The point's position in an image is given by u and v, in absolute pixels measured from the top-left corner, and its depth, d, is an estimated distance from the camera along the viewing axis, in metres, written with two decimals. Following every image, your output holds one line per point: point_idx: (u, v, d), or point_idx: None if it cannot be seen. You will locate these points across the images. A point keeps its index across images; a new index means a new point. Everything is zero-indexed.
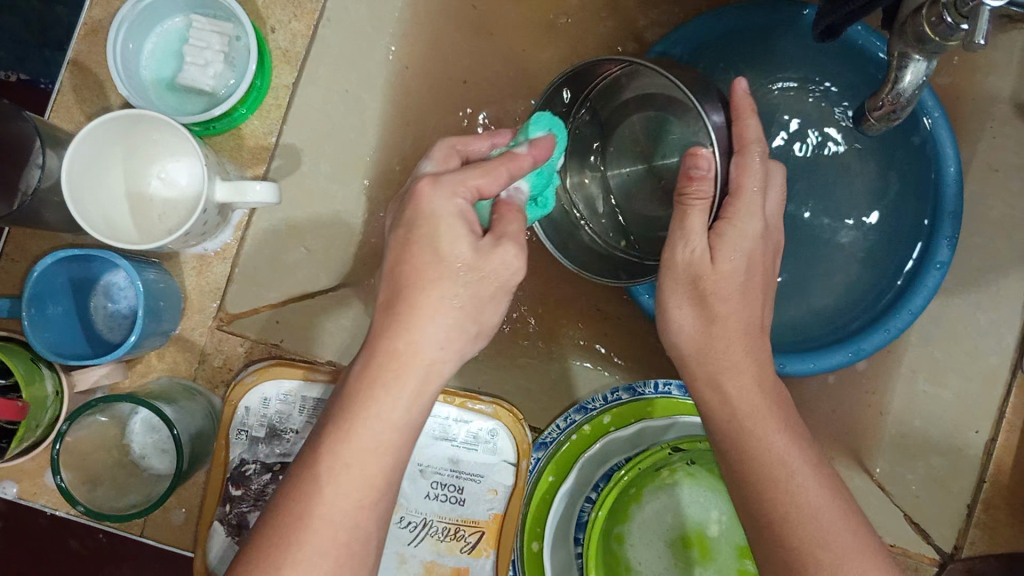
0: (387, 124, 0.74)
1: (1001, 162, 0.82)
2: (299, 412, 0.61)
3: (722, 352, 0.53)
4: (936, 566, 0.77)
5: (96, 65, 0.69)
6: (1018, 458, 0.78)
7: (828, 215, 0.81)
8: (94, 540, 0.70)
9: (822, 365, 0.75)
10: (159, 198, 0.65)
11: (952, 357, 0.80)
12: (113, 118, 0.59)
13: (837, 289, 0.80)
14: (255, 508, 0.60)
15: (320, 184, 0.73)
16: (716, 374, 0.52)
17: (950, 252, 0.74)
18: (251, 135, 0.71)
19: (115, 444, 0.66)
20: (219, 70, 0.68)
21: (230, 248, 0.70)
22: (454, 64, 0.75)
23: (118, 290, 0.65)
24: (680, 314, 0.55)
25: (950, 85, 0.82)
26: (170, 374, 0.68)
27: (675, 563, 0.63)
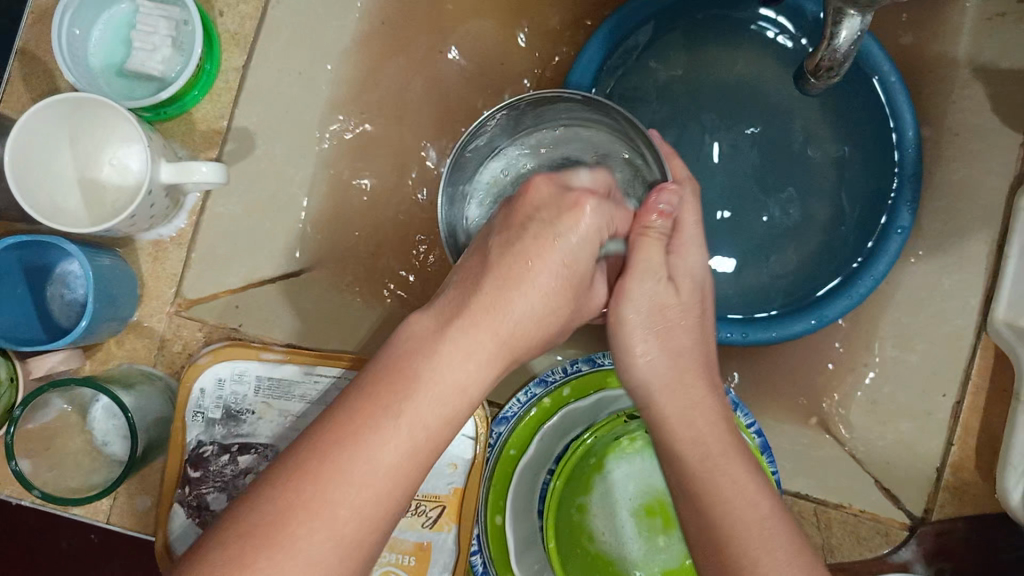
0: (341, 105, 0.74)
1: (961, 125, 0.81)
2: (254, 392, 0.61)
3: (691, 388, 0.54)
4: (907, 529, 0.75)
5: (44, 53, 0.68)
6: (987, 420, 0.77)
7: (788, 182, 0.81)
8: (84, 541, 0.69)
9: (786, 333, 0.75)
10: (112, 185, 0.65)
11: (917, 322, 0.81)
12: (56, 102, 0.59)
13: (801, 257, 0.80)
14: (214, 490, 0.60)
15: (275, 167, 0.73)
16: (687, 411, 0.52)
17: (911, 217, 0.75)
18: (202, 119, 0.71)
19: (76, 429, 0.65)
20: (167, 56, 0.68)
21: (185, 232, 0.70)
22: (407, 44, 0.75)
23: (74, 278, 0.64)
24: (647, 350, 0.55)
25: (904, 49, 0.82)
26: (130, 361, 0.67)
27: (641, 530, 0.62)
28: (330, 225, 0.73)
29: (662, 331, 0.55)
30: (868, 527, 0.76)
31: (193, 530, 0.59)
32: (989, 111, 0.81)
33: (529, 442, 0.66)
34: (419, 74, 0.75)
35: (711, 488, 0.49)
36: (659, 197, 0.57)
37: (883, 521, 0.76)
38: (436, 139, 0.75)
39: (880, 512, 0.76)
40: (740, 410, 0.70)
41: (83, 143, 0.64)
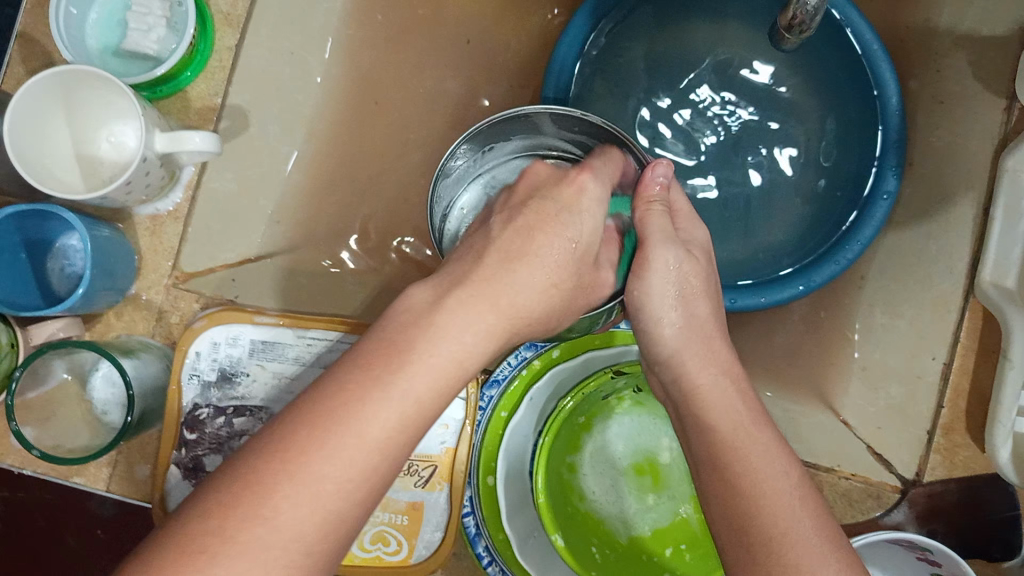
0: (334, 83, 0.76)
1: (944, 93, 0.83)
2: (249, 356, 0.64)
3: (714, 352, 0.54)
4: (898, 493, 0.76)
5: (43, 36, 0.71)
6: (975, 381, 0.78)
7: (770, 152, 0.82)
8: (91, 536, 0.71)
9: (775, 298, 0.76)
10: (109, 160, 0.67)
11: (905, 287, 0.82)
12: (54, 74, 0.61)
13: (786, 226, 0.82)
14: (211, 452, 0.62)
15: (268, 143, 0.75)
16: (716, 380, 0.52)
17: (896, 182, 0.75)
18: (197, 97, 0.73)
19: (76, 398, 0.67)
20: (161, 35, 0.70)
21: (181, 207, 0.72)
22: (394, 23, 0.77)
23: (74, 251, 0.67)
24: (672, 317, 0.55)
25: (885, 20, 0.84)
26: (129, 332, 0.69)
27: (629, 490, 0.66)
28: (326, 200, 0.75)
29: (689, 295, 0.56)
30: (859, 491, 0.77)
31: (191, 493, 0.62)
32: (971, 78, 0.82)
33: (519, 403, 0.66)
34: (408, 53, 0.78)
35: (739, 455, 0.48)
36: (654, 173, 0.57)
37: (875, 484, 0.77)
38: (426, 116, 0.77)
39: (871, 476, 0.77)
40: None
41: (80, 119, 0.66)
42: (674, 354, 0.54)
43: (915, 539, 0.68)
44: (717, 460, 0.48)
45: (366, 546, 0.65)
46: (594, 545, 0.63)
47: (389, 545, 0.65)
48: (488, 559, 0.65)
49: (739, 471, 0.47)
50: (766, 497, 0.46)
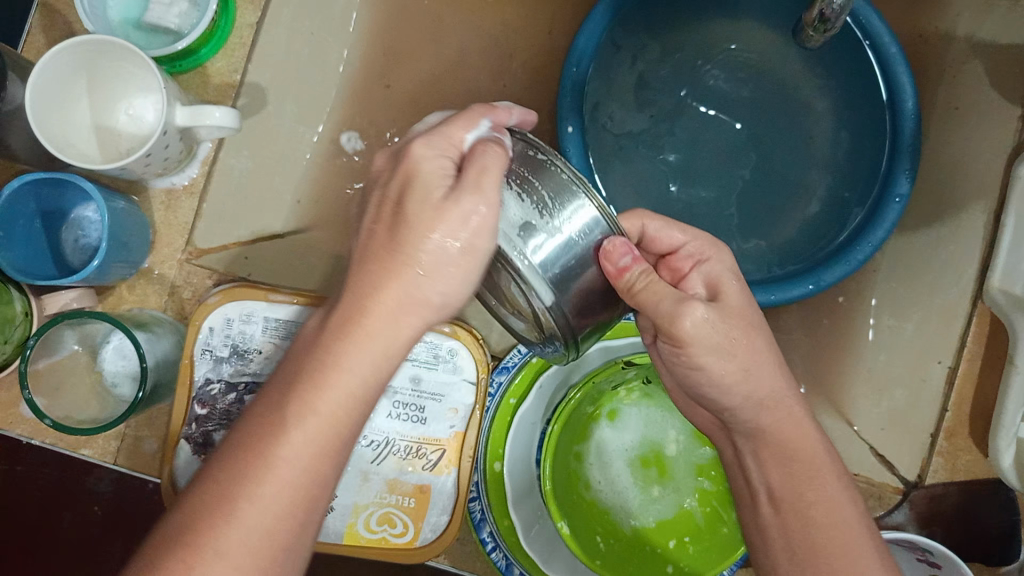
0: (353, 65, 0.76)
1: (961, 99, 0.83)
2: (262, 332, 0.64)
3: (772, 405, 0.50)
4: (900, 494, 0.77)
5: (64, 6, 0.70)
6: (979, 388, 0.78)
7: (781, 151, 0.83)
8: (88, 515, 0.70)
9: (784, 296, 0.76)
10: (127, 133, 0.67)
11: (914, 293, 0.82)
12: (77, 42, 0.61)
13: (796, 225, 0.82)
14: (221, 428, 0.62)
15: (286, 124, 0.75)
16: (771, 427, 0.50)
17: (910, 186, 0.75)
18: (216, 73, 0.73)
19: (88, 369, 0.67)
20: (183, 10, 0.71)
21: (197, 182, 0.72)
22: (415, 8, 0.78)
23: (90, 222, 0.67)
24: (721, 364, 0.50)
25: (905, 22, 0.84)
26: (140, 306, 0.69)
27: (636, 480, 0.66)
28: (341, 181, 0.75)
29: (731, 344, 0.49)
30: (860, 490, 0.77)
31: (198, 467, 0.62)
32: (987, 86, 0.82)
33: (529, 391, 0.66)
34: (427, 38, 0.78)
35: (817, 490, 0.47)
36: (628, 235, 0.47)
37: (876, 485, 0.78)
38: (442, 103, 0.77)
39: (872, 476, 0.78)
40: None
41: (100, 91, 0.66)
42: (716, 390, 0.50)
43: (915, 539, 0.69)
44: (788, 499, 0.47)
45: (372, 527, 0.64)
46: (598, 535, 0.64)
47: (395, 527, 0.64)
48: (492, 544, 0.66)
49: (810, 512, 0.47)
50: (833, 534, 0.46)
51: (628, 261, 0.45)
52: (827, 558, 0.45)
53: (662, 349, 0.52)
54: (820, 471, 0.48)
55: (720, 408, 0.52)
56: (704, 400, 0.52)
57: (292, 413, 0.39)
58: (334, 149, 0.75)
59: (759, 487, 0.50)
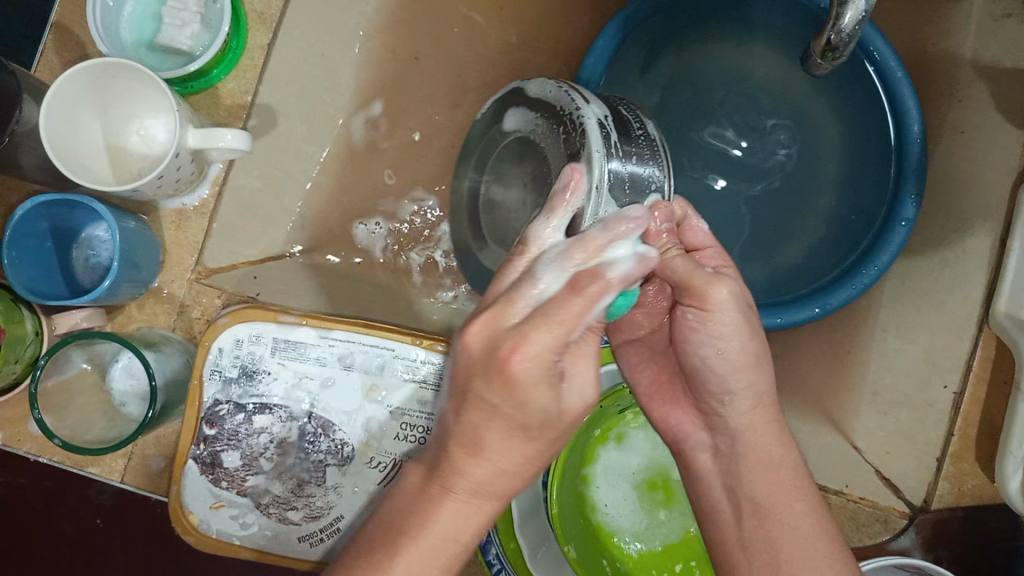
0: (364, 87, 0.77)
1: (966, 123, 0.84)
2: (271, 353, 0.64)
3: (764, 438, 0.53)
4: (906, 517, 0.77)
5: (78, 27, 0.71)
6: (986, 411, 0.78)
7: (788, 171, 0.84)
8: (89, 524, 0.71)
9: (790, 319, 0.76)
10: (138, 153, 0.68)
11: (920, 313, 0.82)
12: (92, 66, 0.62)
13: (803, 248, 0.82)
14: (229, 448, 0.63)
15: (296, 143, 0.75)
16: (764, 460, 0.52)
17: (915, 209, 0.75)
18: (228, 94, 0.74)
19: (98, 387, 0.67)
20: (196, 31, 0.71)
21: (207, 202, 0.72)
22: (425, 29, 0.78)
23: (100, 242, 0.67)
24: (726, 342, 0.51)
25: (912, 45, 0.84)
26: (149, 325, 0.69)
27: (641, 504, 0.66)
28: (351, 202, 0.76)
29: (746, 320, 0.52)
30: (866, 514, 0.77)
31: (206, 487, 0.63)
32: (993, 109, 0.83)
33: None
34: (437, 60, 0.78)
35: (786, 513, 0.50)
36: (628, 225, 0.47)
37: (882, 508, 0.77)
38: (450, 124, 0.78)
39: (878, 499, 0.78)
40: None
41: (113, 113, 0.67)
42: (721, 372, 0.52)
43: (921, 564, 0.69)
44: (761, 505, 0.51)
45: None
46: (606, 558, 0.64)
47: None
48: (497, 567, 0.65)
49: (775, 519, 0.50)
50: (794, 549, 0.49)
51: (665, 226, 0.53)
52: (777, 560, 0.49)
53: (680, 315, 0.53)
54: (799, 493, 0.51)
55: (716, 390, 0.53)
56: (702, 388, 0.54)
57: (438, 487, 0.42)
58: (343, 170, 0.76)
59: (741, 494, 0.52)
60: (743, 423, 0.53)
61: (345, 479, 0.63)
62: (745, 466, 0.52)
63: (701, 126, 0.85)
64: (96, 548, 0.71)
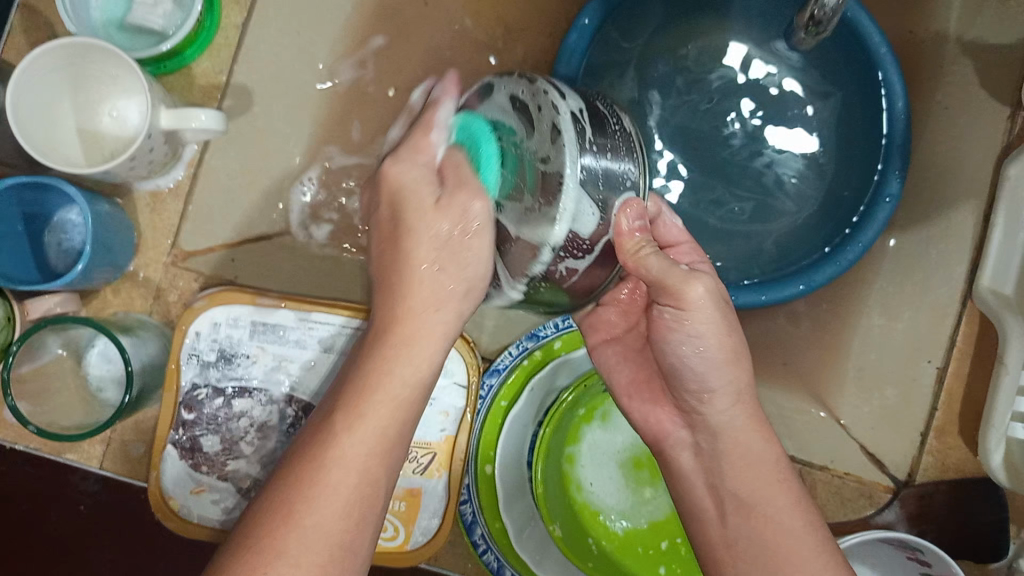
0: (343, 66, 0.75)
1: (950, 100, 0.83)
2: (249, 336, 0.63)
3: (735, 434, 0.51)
4: (890, 493, 0.77)
5: (46, 6, 0.69)
6: (969, 385, 0.79)
7: (769, 150, 0.83)
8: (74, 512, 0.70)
9: (775, 296, 0.76)
10: (111, 135, 0.66)
11: (903, 288, 0.82)
12: (58, 43, 0.60)
13: (787, 225, 0.82)
14: (209, 432, 0.62)
15: (272, 124, 0.74)
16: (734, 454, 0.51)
17: (899, 185, 0.76)
18: (202, 74, 0.72)
19: (74, 373, 0.66)
20: (168, 10, 0.69)
21: (183, 184, 0.71)
22: (404, 7, 0.77)
23: (73, 225, 0.66)
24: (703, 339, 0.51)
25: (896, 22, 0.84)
26: (125, 310, 0.68)
27: (627, 482, 0.66)
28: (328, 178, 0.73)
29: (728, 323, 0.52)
30: (850, 490, 0.78)
31: (185, 472, 0.62)
32: (976, 85, 0.83)
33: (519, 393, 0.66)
34: (416, 39, 0.77)
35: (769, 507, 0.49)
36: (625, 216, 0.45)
37: (867, 484, 0.78)
38: None
39: (862, 475, 0.78)
40: None
41: (84, 93, 0.65)
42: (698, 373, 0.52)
43: (906, 538, 0.69)
44: (745, 505, 0.50)
45: None
46: (591, 538, 0.64)
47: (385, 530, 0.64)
48: (484, 547, 0.65)
49: (765, 515, 0.49)
50: (787, 542, 0.48)
51: (637, 224, 0.45)
52: (766, 550, 0.48)
53: (658, 315, 0.53)
54: (784, 478, 0.50)
55: (694, 396, 0.52)
56: (681, 387, 0.53)
57: (358, 408, 0.44)
58: (323, 153, 0.74)
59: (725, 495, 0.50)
60: (723, 422, 0.52)
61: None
62: (729, 456, 0.51)
63: (683, 103, 0.84)
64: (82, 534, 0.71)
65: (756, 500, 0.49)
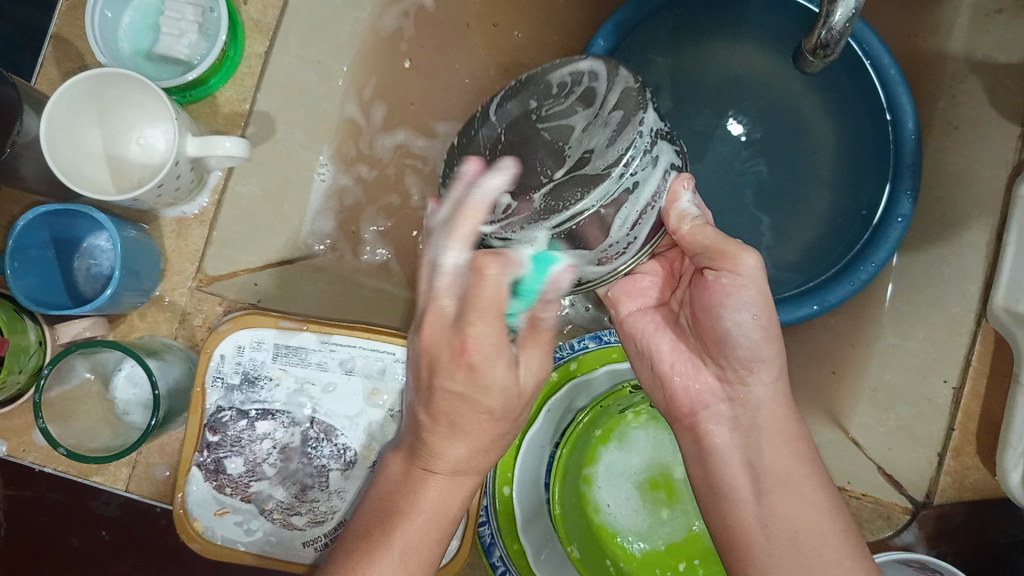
0: (362, 93, 0.78)
1: (960, 119, 0.84)
2: (272, 359, 0.64)
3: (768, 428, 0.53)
4: (908, 513, 0.77)
5: (77, 38, 0.71)
6: (986, 405, 0.79)
7: (781, 173, 0.84)
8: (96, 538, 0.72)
9: (790, 317, 0.76)
10: (138, 162, 0.68)
11: (916, 307, 0.83)
12: (92, 75, 0.62)
13: (801, 245, 0.83)
14: (232, 454, 0.63)
15: (294, 150, 0.76)
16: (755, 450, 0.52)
17: (911, 206, 0.76)
18: (225, 102, 0.74)
19: (100, 396, 0.67)
20: (193, 41, 0.71)
21: (207, 211, 0.72)
22: (423, 36, 0.79)
23: (102, 251, 0.68)
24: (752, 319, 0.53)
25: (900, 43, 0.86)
26: (151, 334, 0.70)
27: (644, 503, 0.66)
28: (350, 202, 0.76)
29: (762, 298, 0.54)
30: (869, 510, 0.77)
31: (210, 494, 0.63)
32: (985, 103, 0.84)
33: (537, 415, 0.67)
34: (433, 66, 0.79)
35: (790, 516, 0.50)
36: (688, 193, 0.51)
37: (885, 505, 0.77)
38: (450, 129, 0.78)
39: (880, 496, 0.78)
40: None
41: (114, 121, 0.67)
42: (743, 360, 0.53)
43: (926, 559, 0.69)
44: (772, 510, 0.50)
45: None
46: (609, 558, 0.64)
47: None
48: (502, 569, 0.65)
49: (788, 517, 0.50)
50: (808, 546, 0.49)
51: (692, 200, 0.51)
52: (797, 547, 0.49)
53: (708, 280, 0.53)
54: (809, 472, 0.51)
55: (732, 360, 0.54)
56: (728, 361, 0.53)
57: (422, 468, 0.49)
58: (342, 176, 0.76)
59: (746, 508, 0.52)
60: (765, 398, 0.54)
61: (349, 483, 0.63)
62: (757, 462, 0.52)
63: (696, 127, 0.85)
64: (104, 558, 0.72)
65: (787, 478, 0.51)
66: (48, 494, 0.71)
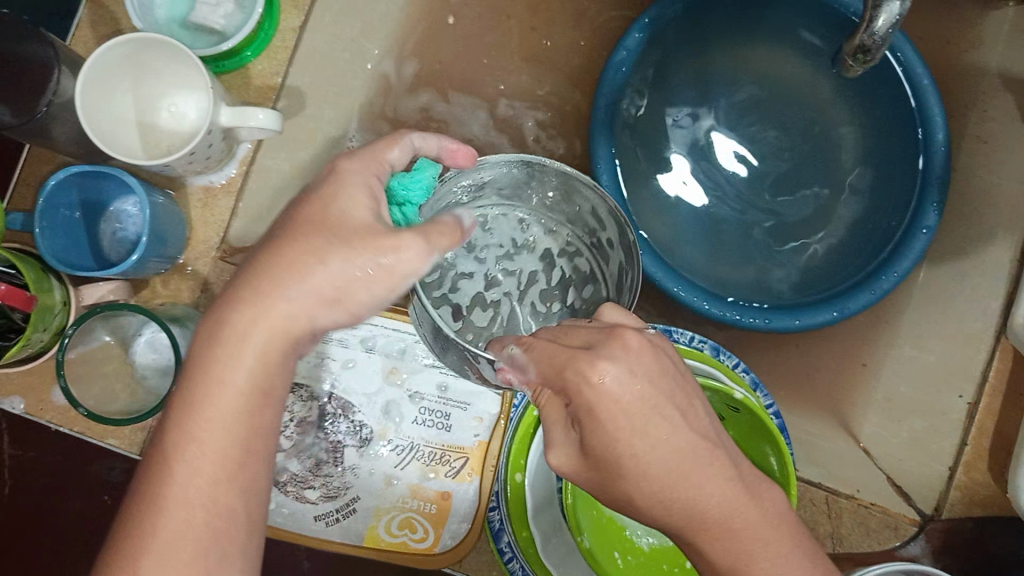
0: (393, 73, 0.77)
1: (990, 134, 0.84)
2: None
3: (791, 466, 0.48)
4: (916, 526, 0.77)
5: (113, 2, 0.71)
6: (1000, 422, 0.78)
7: (807, 179, 0.84)
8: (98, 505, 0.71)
9: (808, 322, 0.76)
10: (168, 129, 0.68)
11: (937, 322, 0.83)
12: (129, 38, 0.62)
13: (821, 253, 0.82)
14: None
15: (323, 127, 0.76)
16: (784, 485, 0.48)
17: (936, 219, 0.75)
18: (258, 75, 0.74)
19: (122, 361, 0.68)
20: (229, 11, 0.72)
21: (234, 181, 0.72)
22: (456, 19, 0.78)
23: (129, 216, 0.68)
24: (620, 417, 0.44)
25: (937, 55, 0.85)
26: (172, 301, 0.70)
27: None
28: None
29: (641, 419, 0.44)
30: (877, 520, 0.77)
31: None
32: (1015, 120, 0.84)
33: None
34: (466, 50, 0.78)
35: None
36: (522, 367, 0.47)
37: (893, 515, 0.77)
38: (479, 116, 0.78)
39: (889, 506, 0.78)
40: (760, 389, 0.70)
41: (148, 87, 0.67)
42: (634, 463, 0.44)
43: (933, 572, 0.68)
44: None
45: (393, 531, 0.65)
46: (618, 551, 0.64)
47: (415, 532, 0.65)
48: (509, 556, 0.64)
49: None
50: None
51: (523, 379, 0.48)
52: None
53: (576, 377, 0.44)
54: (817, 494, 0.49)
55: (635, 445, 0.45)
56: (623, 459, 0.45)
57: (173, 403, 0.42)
58: None
59: None
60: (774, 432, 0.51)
61: (364, 461, 0.65)
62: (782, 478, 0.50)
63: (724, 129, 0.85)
64: (102, 528, 0.71)
65: None
66: (55, 457, 0.71)
